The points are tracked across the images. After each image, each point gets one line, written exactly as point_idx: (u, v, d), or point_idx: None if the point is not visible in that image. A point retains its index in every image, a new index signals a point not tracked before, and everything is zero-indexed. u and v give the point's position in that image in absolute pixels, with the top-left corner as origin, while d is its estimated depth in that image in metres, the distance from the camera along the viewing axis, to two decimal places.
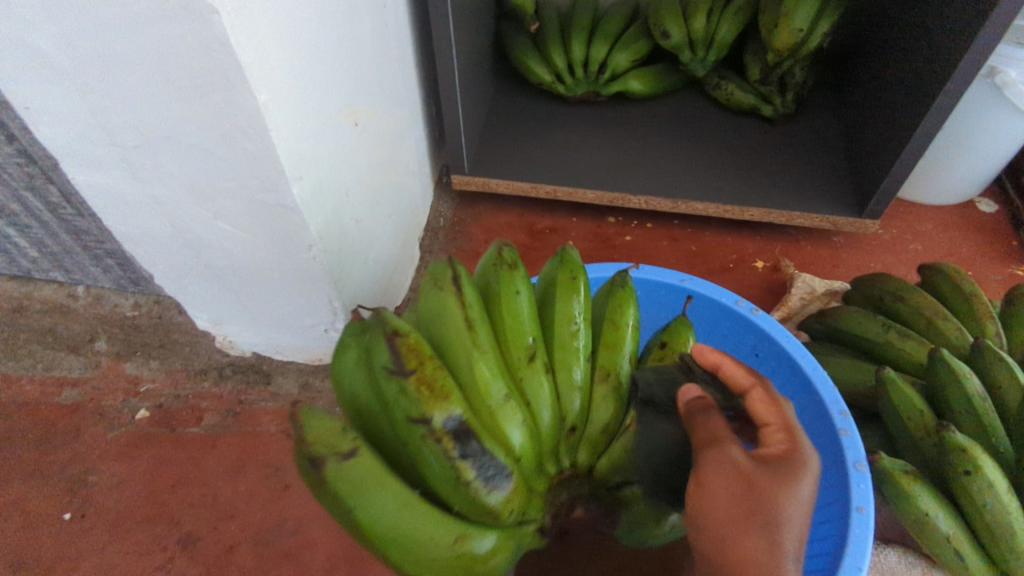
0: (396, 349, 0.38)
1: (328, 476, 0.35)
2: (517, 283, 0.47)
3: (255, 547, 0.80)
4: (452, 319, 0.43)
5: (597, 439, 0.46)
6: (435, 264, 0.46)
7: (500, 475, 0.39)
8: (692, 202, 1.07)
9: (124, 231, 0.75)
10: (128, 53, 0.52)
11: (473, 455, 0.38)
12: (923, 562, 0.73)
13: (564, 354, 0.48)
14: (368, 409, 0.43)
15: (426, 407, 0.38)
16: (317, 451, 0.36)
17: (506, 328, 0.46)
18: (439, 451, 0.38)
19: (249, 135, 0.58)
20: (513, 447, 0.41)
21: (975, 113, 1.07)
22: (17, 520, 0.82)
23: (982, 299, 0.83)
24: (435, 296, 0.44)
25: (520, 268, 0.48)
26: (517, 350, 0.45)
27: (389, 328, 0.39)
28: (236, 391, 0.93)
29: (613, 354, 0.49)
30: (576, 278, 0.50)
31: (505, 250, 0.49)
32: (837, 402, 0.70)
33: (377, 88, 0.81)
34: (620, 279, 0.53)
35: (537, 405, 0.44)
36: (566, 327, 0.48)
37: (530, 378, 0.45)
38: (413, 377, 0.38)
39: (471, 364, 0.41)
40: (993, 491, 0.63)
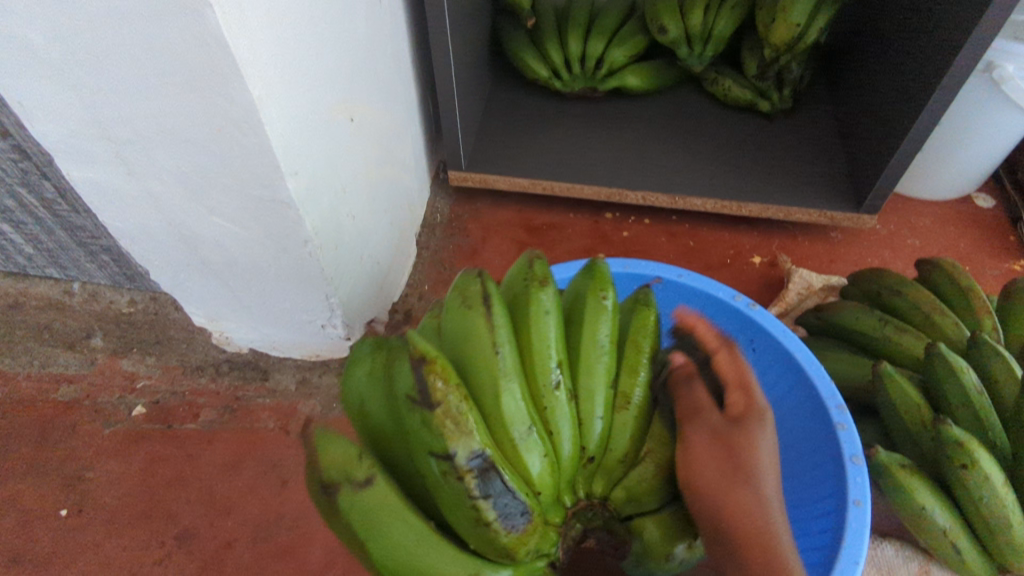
0: (423, 378, 0.36)
1: (344, 505, 0.37)
2: (546, 302, 0.44)
3: (252, 543, 0.80)
4: (478, 342, 0.40)
5: (615, 470, 0.45)
6: (463, 275, 0.44)
7: (519, 514, 0.38)
8: (689, 198, 1.08)
9: (120, 226, 0.75)
10: (120, 47, 0.52)
11: (496, 494, 0.37)
12: (923, 557, 0.73)
13: (587, 378, 0.45)
14: (383, 428, 0.42)
15: (448, 442, 0.36)
16: (331, 477, 0.37)
17: (533, 350, 0.43)
18: (461, 488, 0.36)
19: (242, 130, 0.57)
20: (532, 479, 0.40)
21: (971, 108, 1.07)
22: (13, 517, 0.82)
23: (979, 293, 0.83)
24: (460, 315, 0.42)
25: (551, 282, 0.46)
26: (541, 373, 0.43)
27: (415, 351, 0.37)
28: (233, 387, 0.92)
29: (634, 378, 0.47)
30: (604, 296, 0.47)
31: (535, 262, 0.47)
32: (833, 396, 0.70)
33: (373, 84, 0.80)
34: (645, 293, 0.50)
35: (559, 432, 0.42)
36: (591, 348, 0.46)
37: (555, 406, 0.43)
38: (438, 410, 0.36)
39: (497, 393, 0.40)
40: (989, 485, 0.64)
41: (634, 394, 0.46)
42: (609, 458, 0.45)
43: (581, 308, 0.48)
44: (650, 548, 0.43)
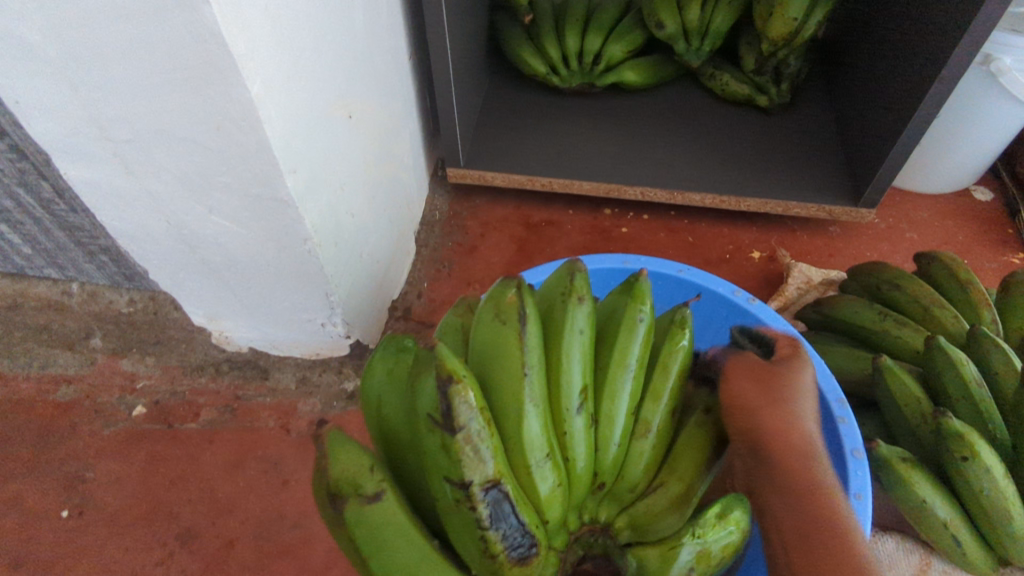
0: (447, 400, 0.33)
1: (349, 519, 0.35)
2: (578, 321, 0.42)
3: (254, 542, 0.80)
4: (508, 360, 0.39)
5: (624, 498, 0.44)
6: (501, 284, 0.41)
7: (527, 545, 0.36)
8: (688, 193, 1.08)
9: (118, 226, 0.75)
10: (117, 45, 0.52)
11: (503, 526, 0.35)
12: (923, 549, 0.73)
13: (610, 403, 0.44)
14: (396, 434, 0.41)
15: (464, 470, 0.34)
16: (338, 486, 0.35)
17: (559, 371, 0.42)
18: (471, 516, 0.35)
19: (241, 129, 0.57)
20: (541, 503, 0.39)
21: (970, 101, 1.07)
22: (14, 517, 0.82)
23: (978, 287, 0.83)
24: (493, 328, 0.40)
25: (588, 298, 0.43)
26: (565, 396, 0.42)
27: (443, 368, 0.34)
28: (234, 386, 0.92)
29: (654, 406, 0.45)
30: (640, 315, 0.45)
31: (576, 274, 0.44)
32: (834, 390, 0.70)
33: (371, 81, 0.80)
34: (681, 314, 0.47)
35: (574, 457, 0.41)
36: (619, 372, 0.44)
37: (571, 431, 0.41)
38: (460, 436, 0.34)
39: (519, 419, 0.38)
40: (989, 476, 0.64)
41: (653, 423, 0.45)
42: (620, 485, 0.44)
43: (614, 326, 0.46)
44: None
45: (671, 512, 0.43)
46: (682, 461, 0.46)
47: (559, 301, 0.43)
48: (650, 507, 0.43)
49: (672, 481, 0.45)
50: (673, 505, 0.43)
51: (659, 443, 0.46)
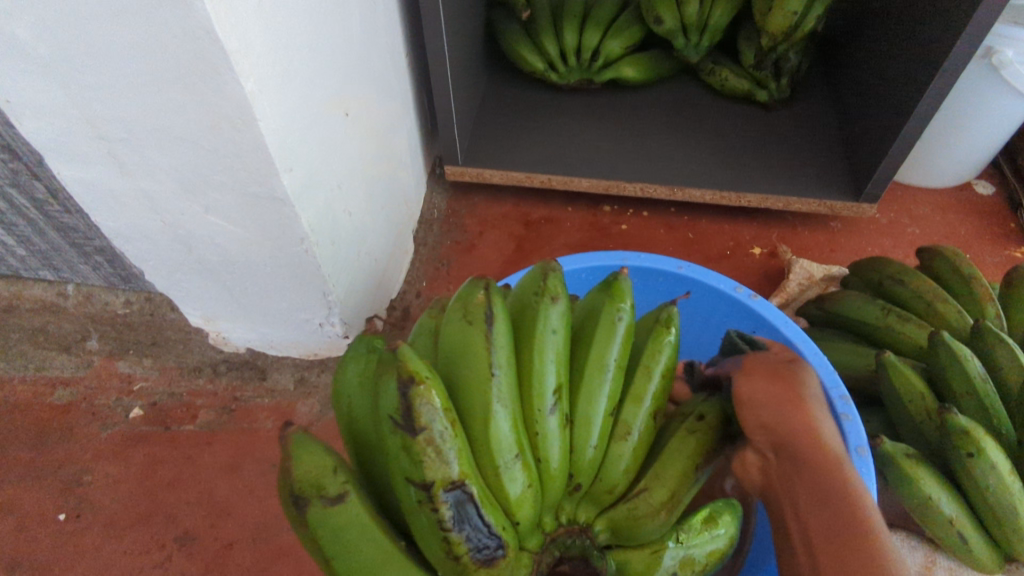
0: (406, 400, 0.33)
1: (311, 521, 0.35)
2: (551, 320, 0.42)
3: (253, 544, 0.79)
4: (476, 360, 0.38)
5: (604, 500, 0.42)
6: (470, 285, 0.42)
7: (493, 545, 0.35)
8: (688, 189, 1.07)
9: (111, 226, 0.74)
10: (108, 42, 0.51)
11: (469, 529, 0.34)
12: (927, 547, 0.73)
13: (586, 404, 0.42)
14: (364, 433, 0.41)
15: (425, 471, 0.33)
16: (301, 488, 0.35)
17: (530, 370, 0.41)
18: (433, 517, 0.34)
19: (235, 126, 0.56)
20: (510, 505, 0.37)
21: (972, 94, 1.06)
22: (10, 521, 0.81)
23: (981, 281, 0.82)
24: (460, 327, 0.39)
25: (562, 297, 0.43)
26: (537, 395, 0.40)
27: (401, 370, 0.34)
28: (232, 387, 0.92)
29: (635, 407, 0.44)
30: (618, 315, 0.44)
31: (550, 275, 0.44)
32: (837, 387, 0.68)
33: (367, 78, 0.79)
34: (665, 313, 0.46)
35: (547, 458, 0.40)
36: (595, 371, 0.43)
37: (543, 430, 0.40)
38: (421, 437, 0.33)
39: (487, 419, 0.37)
40: (996, 473, 0.63)
41: (633, 424, 0.43)
42: (599, 489, 0.42)
43: (591, 325, 0.45)
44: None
45: (656, 516, 0.40)
46: (666, 463, 0.43)
47: (530, 300, 0.43)
48: (631, 511, 0.41)
49: (656, 485, 0.42)
50: (659, 509, 0.40)
51: (642, 446, 0.44)
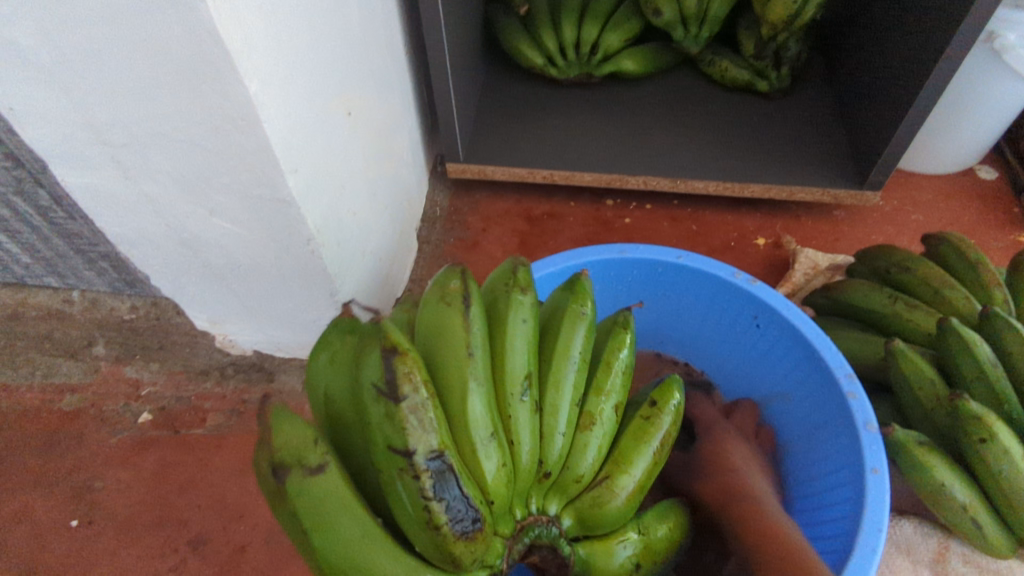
0: (392, 370, 0.37)
1: (290, 489, 0.36)
2: (522, 310, 0.49)
3: (267, 546, 0.79)
4: (454, 338, 0.44)
5: (570, 489, 0.49)
6: (447, 271, 0.48)
7: (471, 521, 0.38)
8: (691, 181, 1.07)
9: (117, 231, 0.74)
10: (110, 47, 0.51)
11: (448, 497, 0.37)
12: (940, 532, 0.73)
13: (555, 393, 0.51)
14: (341, 414, 0.43)
15: (408, 437, 0.36)
16: (283, 459, 0.37)
17: (504, 357, 0.48)
18: (415, 488, 0.37)
19: (239, 128, 0.56)
20: (487, 485, 0.42)
21: (973, 79, 1.06)
22: (23, 529, 0.81)
23: (988, 266, 0.82)
24: (439, 308, 0.45)
25: (530, 292, 0.51)
26: (510, 380, 0.47)
27: (388, 342, 0.38)
28: (239, 390, 0.91)
29: (598, 399, 0.52)
30: (583, 312, 0.53)
31: (520, 271, 0.52)
32: (842, 366, 0.70)
33: (368, 77, 0.79)
34: (623, 318, 0.57)
35: (518, 442, 0.46)
36: (563, 363, 0.51)
37: (516, 415, 0.46)
38: (404, 404, 0.37)
39: (465, 395, 0.42)
40: (1009, 459, 0.63)
41: (597, 416, 0.52)
42: (566, 478, 0.49)
43: (557, 323, 0.53)
44: (598, 571, 0.49)
45: (618, 499, 0.49)
46: (628, 454, 0.51)
47: (501, 293, 0.50)
48: (596, 500, 0.49)
49: (619, 473, 0.50)
50: (619, 498, 0.49)
51: (604, 437, 0.52)
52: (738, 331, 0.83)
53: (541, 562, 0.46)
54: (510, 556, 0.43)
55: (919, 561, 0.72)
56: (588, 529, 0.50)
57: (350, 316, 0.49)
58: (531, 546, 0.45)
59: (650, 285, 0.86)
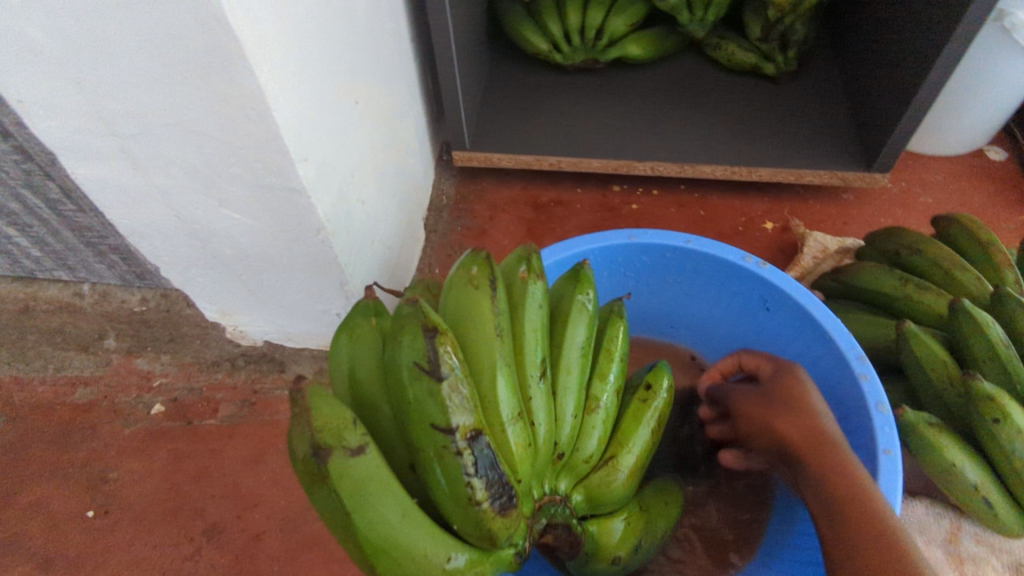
0: (434, 347, 0.39)
1: (332, 471, 0.36)
2: (537, 296, 0.50)
3: (282, 534, 0.80)
4: (481, 322, 0.44)
5: (579, 469, 0.51)
6: (469, 256, 0.49)
7: (506, 498, 0.40)
8: (698, 165, 1.06)
9: (126, 224, 0.74)
10: (119, 38, 0.50)
11: (487, 473, 0.39)
12: (952, 513, 0.73)
13: (567, 376, 0.52)
14: (369, 395, 0.45)
15: (450, 414, 0.38)
16: (324, 440, 0.37)
17: (522, 341, 0.48)
18: (456, 463, 0.38)
19: (251, 118, 0.56)
20: (513, 463, 0.43)
21: (983, 59, 1.05)
22: (39, 520, 0.82)
23: (999, 247, 0.81)
24: (467, 291, 0.46)
25: (542, 277, 0.52)
26: (528, 364, 0.48)
27: (428, 321, 0.40)
28: (250, 380, 0.92)
29: (602, 384, 0.54)
30: (586, 302, 0.55)
31: (532, 256, 0.53)
32: (853, 348, 0.70)
33: (375, 66, 0.78)
34: (618, 307, 0.59)
35: (537, 422, 0.46)
36: (570, 348, 0.52)
37: (535, 396, 0.47)
38: (445, 381, 0.39)
39: (493, 375, 0.43)
40: (1022, 438, 0.63)
41: (602, 398, 0.53)
42: (576, 458, 0.51)
43: (564, 310, 0.54)
44: (603, 547, 0.52)
45: (621, 478, 0.51)
46: (629, 434, 0.54)
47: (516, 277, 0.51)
48: (604, 479, 0.51)
49: (622, 453, 0.52)
50: (622, 478, 0.51)
51: (608, 420, 0.53)
52: (749, 313, 0.83)
53: (554, 541, 0.46)
54: (530, 537, 0.44)
55: (932, 541, 0.72)
56: (594, 508, 0.52)
57: (374, 298, 0.49)
58: (546, 526, 0.46)
59: (660, 270, 0.86)
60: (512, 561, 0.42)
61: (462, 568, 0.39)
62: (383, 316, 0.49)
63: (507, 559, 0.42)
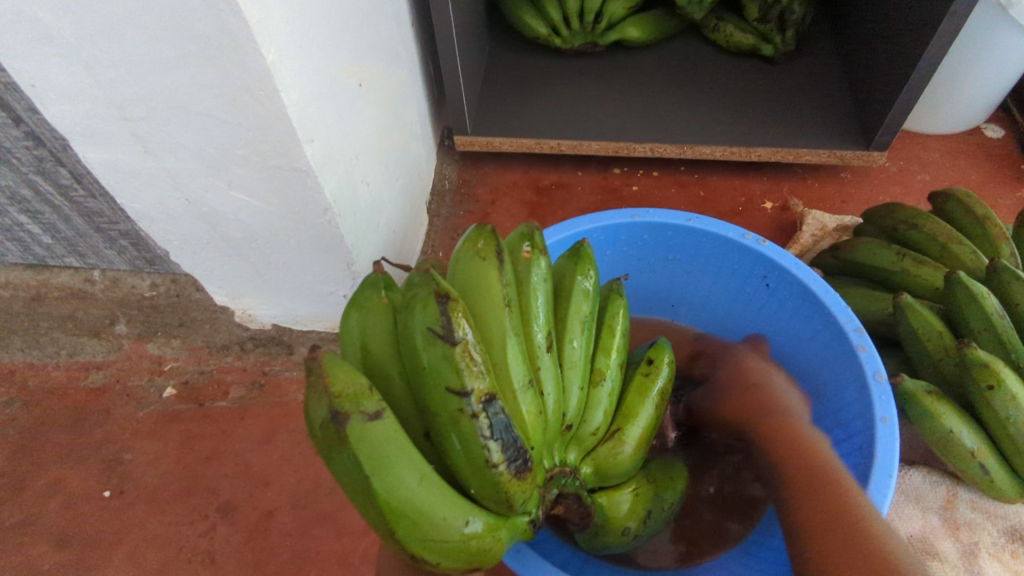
0: (447, 314, 0.41)
1: (351, 435, 0.37)
2: (542, 271, 0.51)
3: (293, 510, 0.82)
4: (491, 292, 0.46)
5: (587, 442, 0.52)
6: (475, 229, 0.50)
7: (522, 462, 0.41)
8: (698, 146, 1.07)
9: (136, 208, 0.75)
10: (130, 20, 0.52)
11: (502, 437, 0.40)
12: (948, 481, 0.75)
13: (572, 350, 0.53)
14: (383, 367, 0.46)
15: (465, 378, 0.40)
16: (342, 404, 0.37)
17: (530, 314, 0.49)
18: (472, 427, 0.40)
19: (259, 99, 0.57)
20: (526, 429, 0.44)
21: (981, 37, 1.05)
22: (57, 500, 0.84)
23: (994, 221, 0.83)
24: (474, 263, 0.47)
25: (546, 252, 0.53)
26: (536, 335, 0.49)
27: (440, 289, 0.42)
28: (260, 362, 0.94)
29: (606, 357, 0.56)
30: (588, 279, 0.56)
31: (534, 231, 0.54)
32: (851, 321, 0.72)
33: (378, 48, 0.79)
34: (615, 285, 0.62)
35: (546, 391, 0.48)
36: (574, 322, 0.54)
37: (543, 368, 0.48)
38: (459, 346, 0.40)
39: (504, 345, 0.45)
40: (1015, 404, 0.65)
41: (606, 372, 0.55)
42: (584, 431, 0.52)
43: (566, 285, 0.56)
44: (612, 519, 0.53)
45: (627, 450, 0.53)
46: (633, 407, 0.55)
47: (519, 251, 0.52)
48: (611, 452, 0.52)
49: (627, 425, 0.54)
50: (630, 448, 0.53)
51: (612, 394, 0.55)
52: (749, 290, 0.85)
53: (565, 512, 0.48)
54: (543, 506, 0.45)
55: (928, 508, 0.74)
56: (604, 480, 0.53)
57: (384, 272, 0.50)
58: (558, 496, 0.47)
59: (662, 247, 0.87)
60: (526, 529, 0.44)
61: (481, 533, 0.41)
62: (393, 290, 0.50)
63: (521, 527, 0.43)
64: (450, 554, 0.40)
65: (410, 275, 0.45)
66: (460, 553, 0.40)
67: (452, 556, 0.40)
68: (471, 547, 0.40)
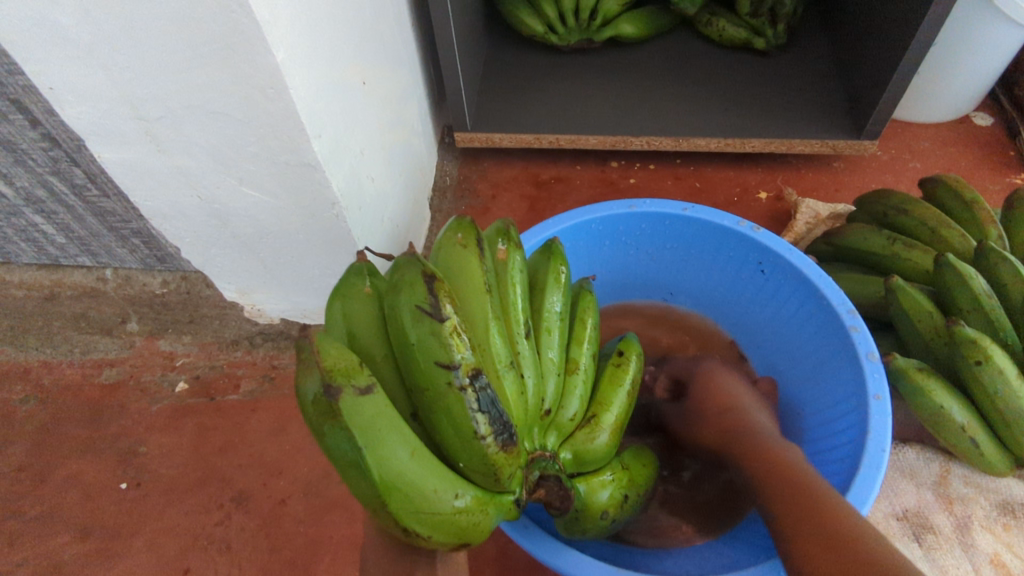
0: (434, 294, 0.43)
1: (343, 407, 0.38)
2: (519, 262, 0.54)
3: (306, 499, 0.84)
4: (472, 276, 0.48)
5: (565, 427, 0.54)
6: (455, 220, 0.52)
7: (507, 437, 0.43)
8: (693, 138, 1.10)
9: (150, 206, 0.78)
10: (149, 24, 0.54)
11: (488, 410, 0.42)
12: (941, 457, 0.78)
13: (549, 336, 0.56)
14: (369, 351, 0.48)
15: (452, 352, 0.42)
16: (335, 378, 0.39)
17: (511, 300, 0.52)
18: (460, 398, 0.42)
19: (268, 96, 0.60)
20: (510, 407, 0.47)
21: (968, 31, 1.08)
22: (75, 492, 0.86)
23: (982, 205, 0.85)
24: (456, 251, 0.50)
25: (521, 244, 0.56)
26: (516, 320, 0.51)
27: (427, 270, 0.45)
28: (269, 356, 0.96)
29: (579, 347, 0.59)
30: (562, 271, 0.60)
31: (511, 224, 0.57)
32: (844, 304, 0.74)
33: (379, 48, 0.82)
34: (579, 286, 0.66)
35: (526, 373, 0.50)
36: (550, 311, 0.57)
37: (522, 350, 0.51)
38: (447, 323, 0.42)
39: (487, 329, 0.47)
40: (1003, 378, 0.67)
41: (581, 360, 0.58)
42: (562, 417, 0.54)
43: (540, 279, 0.59)
44: (591, 505, 0.54)
45: (603, 437, 0.55)
46: (608, 394, 0.58)
47: (496, 247, 0.54)
48: (588, 437, 0.54)
49: (603, 412, 0.56)
50: (607, 434, 0.55)
51: (587, 382, 0.58)
52: (743, 276, 0.87)
53: (546, 495, 0.48)
54: (526, 487, 0.47)
55: (922, 484, 0.76)
56: (582, 466, 0.55)
57: (367, 260, 0.52)
58: (539, 479, 0.48)
59: (660, 237, 0.89)
60: (511, 508, 0.45)
61: (469, 507, 0.42)
62: (375, 278, 0.52)
63: (507, 507, 0.45)
64: (439, 528, 0.41)
65: (395, 261, 0.47)
66: (449, 527, 0.41)
67: (442, 529, 0.41)
68: (461, 521, 0.42)
